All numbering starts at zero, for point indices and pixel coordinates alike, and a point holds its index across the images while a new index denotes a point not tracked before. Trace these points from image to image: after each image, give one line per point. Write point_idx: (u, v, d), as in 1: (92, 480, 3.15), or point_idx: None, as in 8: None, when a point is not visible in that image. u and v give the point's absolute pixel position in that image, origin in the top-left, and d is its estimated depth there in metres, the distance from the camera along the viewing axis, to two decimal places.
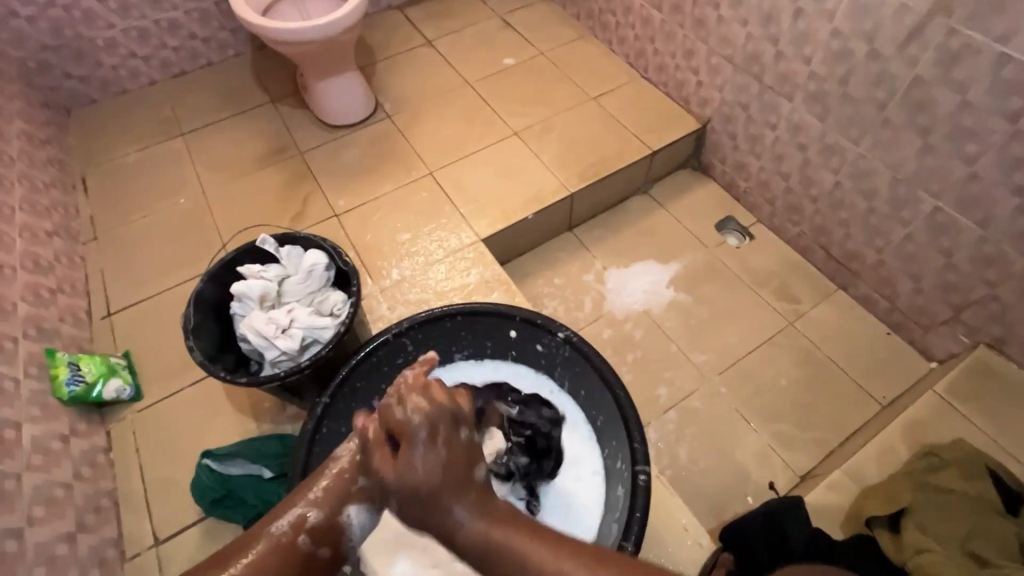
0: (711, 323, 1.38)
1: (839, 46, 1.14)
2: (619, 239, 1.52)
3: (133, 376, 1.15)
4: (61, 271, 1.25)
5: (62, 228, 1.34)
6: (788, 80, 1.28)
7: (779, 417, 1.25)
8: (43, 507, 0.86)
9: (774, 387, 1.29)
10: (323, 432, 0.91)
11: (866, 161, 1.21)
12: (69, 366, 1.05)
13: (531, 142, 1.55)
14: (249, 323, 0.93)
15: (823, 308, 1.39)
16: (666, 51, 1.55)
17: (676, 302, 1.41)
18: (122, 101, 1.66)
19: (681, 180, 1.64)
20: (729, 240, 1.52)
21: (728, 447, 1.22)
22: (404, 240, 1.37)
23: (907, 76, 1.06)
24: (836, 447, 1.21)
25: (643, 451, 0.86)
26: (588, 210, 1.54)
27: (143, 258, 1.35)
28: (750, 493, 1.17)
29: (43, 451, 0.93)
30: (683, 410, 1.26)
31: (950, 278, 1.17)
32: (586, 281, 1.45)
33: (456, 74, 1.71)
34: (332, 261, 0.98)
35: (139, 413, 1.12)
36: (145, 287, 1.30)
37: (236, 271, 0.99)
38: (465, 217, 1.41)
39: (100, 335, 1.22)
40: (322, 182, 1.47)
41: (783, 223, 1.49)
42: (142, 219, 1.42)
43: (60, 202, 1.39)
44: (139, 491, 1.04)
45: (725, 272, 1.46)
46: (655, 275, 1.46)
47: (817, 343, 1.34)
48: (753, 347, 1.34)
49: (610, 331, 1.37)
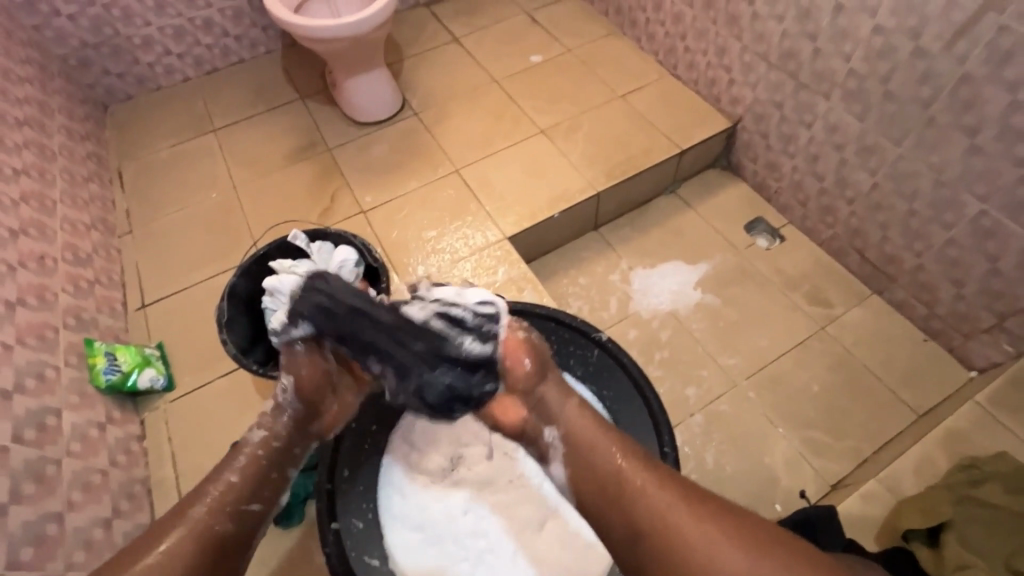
0: (740, 325, 1.36)
1: (881, 43, 1.11)
2: (646, 239, 1.51)
3: (166, 367, 1.17)
4: (99, 263, 1.28)
5: (100, 221, 1.38)
6: (825, 78, 1.24)
7: (809, 424, 1.22)
8: (81, 492, 0.89)
9: (804, 393, 1.26)
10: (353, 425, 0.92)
11: (907, 162, 1.17)
12: (106, 356, 1.08)
13: (558, 140, 1.53)
14: (280, 317, 0.94)
15: (857, 313, 1.36)
16: (697, 48, 1.52)
17: (704, 304, 1.39)
18: (156, 97, 1.70)
19: (710, 179, 1.61)
20: (759, 241, 1.49)
21: (756, 452, 1.19)
22: (431, 237, 1.37)
23: (954, 74, 1.02)
24: (870, 455, 1.17)
25: (673, 457, 0.85)
26: (615, 209, 1.53)
27: (177, 251, 1.38)
28: (778, 500, 1.13)
29: (82, 439, 0.95)
30: (710, 413, 1.24)
31: (995, 284, 1.12)
32: (612, 281, 1.44)
33: (483, 71, 1.70)
34: (362, 257, 0.99)
35: (171, 403, 1.14)
36: (179, 279, 1.33)
37: (268, 266, 1.00)
38: (490, 214, 1.40)
39: (135, 326, 1.26)
40: (350, 179, 1.48)
41: (815, 225, 1.45)
42: (176, 213, 1.45)
43: (98, 195, 1.43)
44: (172, 479, 1.06)
45: (755, 275, 1.43)
46: (682, 276, 1.44)
47: (850, 348, 1.31)
48: (784, 351, 1.31)
49: (636, 331, 1.36)
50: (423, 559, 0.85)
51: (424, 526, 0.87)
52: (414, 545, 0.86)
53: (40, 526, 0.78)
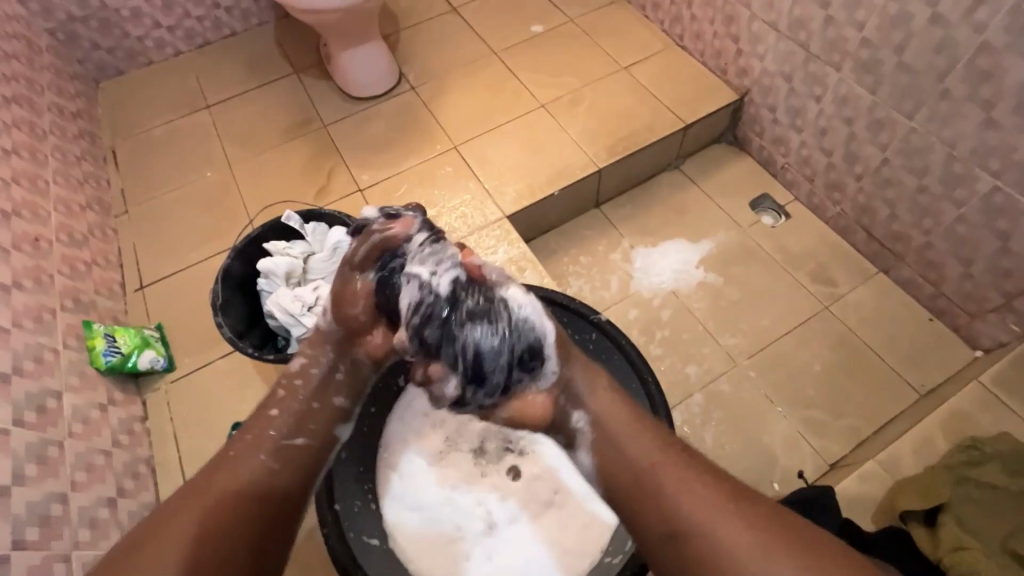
0: (742, 304, 1.34)
1: (897, 10, 1.06)
2: (648, 217, 1.48)
3: (166, 348, 1.18)
4: (96, 244, 1.28)
5: (95, 201, 1.36)
6: (836, 48, 1.19)
7: (811, 404, 1.21)
8: (84, 473, 0.90)
9: (805, 373, 1.24)
10: None
11: (919, 136, 1.13)
12: (105, 337, 1.08)
13: (558, 114, 1.49)
14: (275, 300, 0.92)
15: (862, 291, 1.34)
16: (704, 17, 1.47)
17: (706, 283, 1.38)
18: (148, 72, 1.66)
19: (714, 155, 1.57)
20: (764, 218, 1.47)
21: (756, 431, 1.18)
22: (429, 216, 1.35)
23: (972, 44, 0.98)
24: (869, 436, 1.17)
25: None
26: (616, 187, 1.50)
27: (174, 231, 1.37)
28: (777, 479, 1.13)
29: (83, 420, 0.96)
30: (710, 392, 1.23)
31: (1004, 263, 1.09)
32: (613, 260, 1.42)
33: (481, 43, 1.65)
34: None
35: (172, 383, 1.15)
36: (175, 260, 1.32)
37: (262, 248, 0.99)
38: (490, 192, 1.38)
39: (134, 307, 1.26)
40: (346, 156, 1.45)
41: (821, 202, 1.42)
42: (171, 192, 1.44)
43: (93, 175, 1.41)
44: (174, 458, 1.07)
45: (758, 252, 1.41)
46: (684, 254, 1.43)
47: (853, 327, 1.29)
48: (785, 330, 1.30)
49: (636, 310, 1.35)
50: (420, 542, 0.85)
51: (422, 508, 0.88)
52: (412, 530, 0.86)
53: (45, 506, 0.80)
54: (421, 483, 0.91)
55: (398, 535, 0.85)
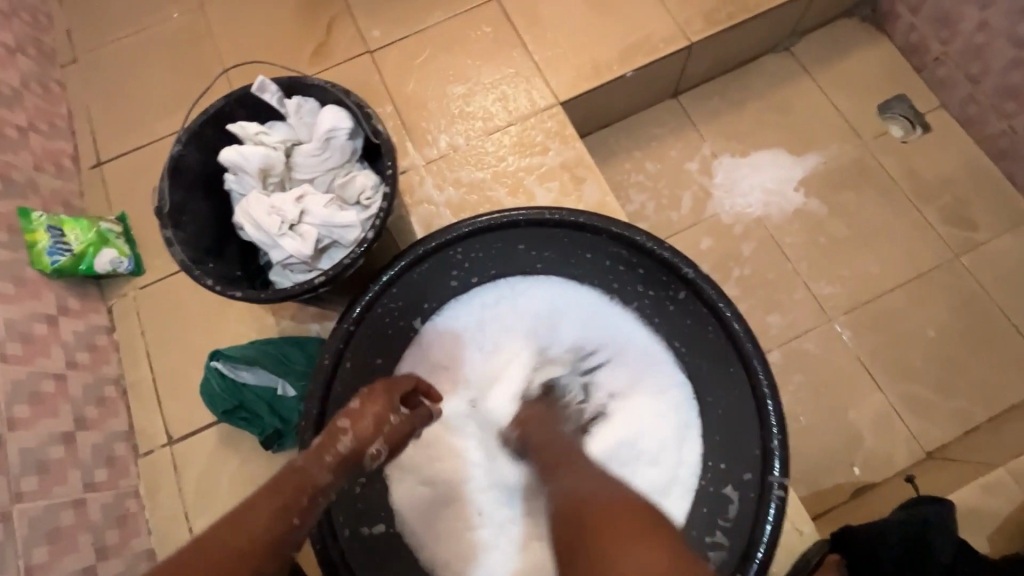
0: (848, 243, 1.06)
1: None
2: (740, 117, 1.14)
3: (131, 246, 0.96)
4: (32, 103, 1.00)
5: (29, 42, 1.05)
6: None
7: (915, 376, 0.98)
8: (27, 406, 0.73)
9: (916, 338, 1.00)
10: (348, 364, 0.67)
11: None
12: (50, 233, 0.87)
13: None
14: (246, 209, 0.67)
15: (1006, 240, 1.04)
16: None
17: (804, 212, 1.08)
18: None
19: (844, 35, 1.17)
20: (893, 130, 1.12)
21: (842, 404, 0.97)
22: (458, 95, 1.03)
23: None
24: (982, 424, 0.95)
25: (780, 455, 0.60)
26: (706, 71, 1.13)
27: (134, 92, 1.07)
28: (858, 464, 0.93)
29: (24, 338, 0.77)
30: (791, 351, 1.00)
31: None
32: (688, 172, 1.12)
33: None
34: (359, 125, 0.68)
35: (141, 290, 0.95)
36: (138, 131, 1.05)
37: (229, 130, 0.71)
38: (540, 67, 1.03)
39: (91, 189, 1.01)
40: (351, 1, 1.09)
41: (982, 114, 1.06)
42: (128, 37, 1.11)
43: (23, 4, 1.08)
44: (147, 381, 0.91)
45: (879, 176, 1.09)
46: (782, 171, 1.11)
47: (987, 287, 1.02)
48: (899, 282, 1.03)
49: (710, 240, 1.07)
50: (437, 527, 0.70)
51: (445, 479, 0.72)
52: (426, 512, 0.70)
53: None
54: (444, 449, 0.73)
55: (408, 518, 0.70)
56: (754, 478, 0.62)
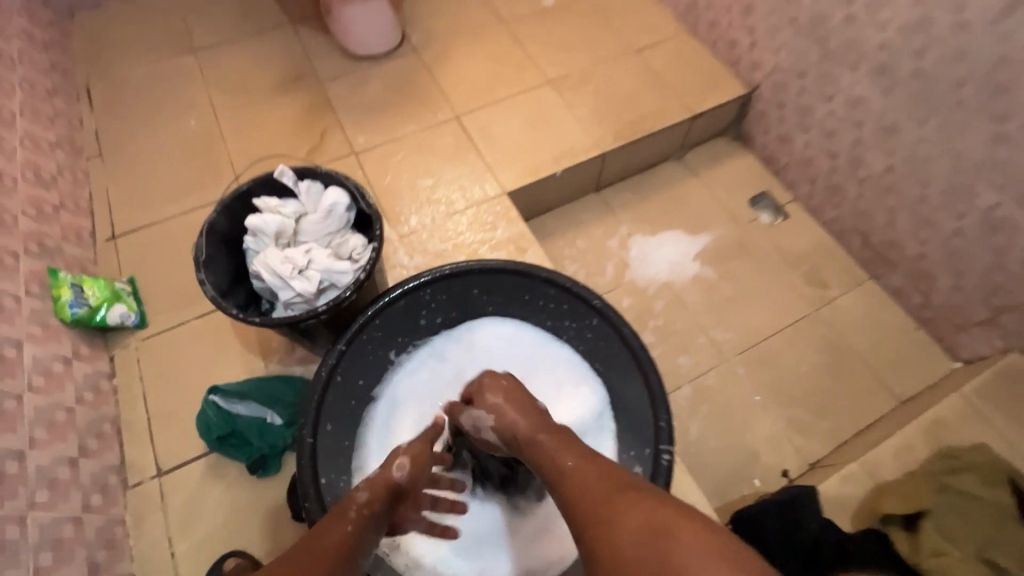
0: (736, 300, 1.34)
1: (921, 14, 1.04)
2: (647, 206, 1.46)
3: (138, 303, 1.11)
4: (64, 187, 1.19)
5: (65, 141, 1.27)
6: (854, 49, 1.18)
7: (796, 404, 1.22)
8: (44, 429, 0.84)
9: (793, 374, 1.25)
10: (337, 379, 0.83)
11: (926, 146, 1.13)
12: (72, 288, 1.01)
13: (566, 93, 1.45)
14: (263, 260, 0.87)
15: (852, 296, 1.35)
16: (722, 5, 1.43)
17: (700, 277, 1.37)
18: (131, 8, 1.55)
19: (719, 149, 1.56)
20: (762, 217, 1.46)
21: (741, 428, 1.19)
22: (426, 186, 1.30)
23: (993, 55, 0.97)
24: (848, 438, 1.18)
25: (668, 431, 0.78)
26: (619, 172, 1.47)
27: (151, 180, 1.28)
28: (757, 476, 1.13)
29: (45, 373, 0.89)
30: (698, 386, 1.23)
31: (994, 279, 1.11)
32: (610, 247, 1.40)
33: (490, 10, 1.58)
34: (354, 201, 0.91)
35: (144, 341, 1.09)
36: (152, 211, 1.24)
37: (251, 203, 0.92)
38: (490, 167, 1.33)
39: (104, 257, 1.18)
40: (341, 116, 1.38)
41: (820, 205, 1.42)
42: (150, 138, 1.35)
43: (64, 111, 1.31)
44: (142, 419, 1.01)
45: (754, 250, 1.41)
46: (682, 246, 1.41)
47: (842, 332, 1.30)
48: (776, 329, 1.30)
49: (630, 299, 1.33)
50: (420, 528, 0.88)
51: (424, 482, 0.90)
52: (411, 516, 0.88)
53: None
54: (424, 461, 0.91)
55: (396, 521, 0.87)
56: (652, 452, 0.81)
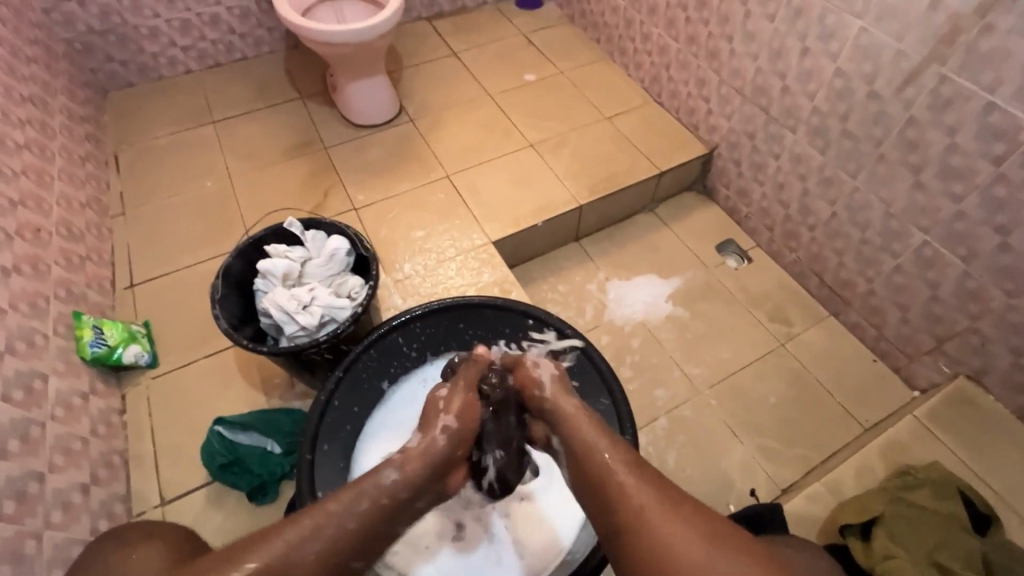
0: (706, 337, 1.44)
1: (841, 85, 1.22)
2: (622, 253, 1.60)
3: (151, 344, 1.20)
4: (91, 241, 1.31)
5: (94, 201, 1.41)
6: (792, 113, 1.36)
7: (766, 433, 1.29)
8: (62, 456, 0.91)
9: (762, 404, 1.33)
10: (335, 405, 0.94)
11: (861, 194, 1.28)
12: (93, 330, 1.10)
13: (545, 154, 1.62)
14: (272, 298, 0.97)
15: (814, 332, 1.45)
16: (679, 79, 1.64)
17: (673, 316, 1.48)
18: (159, 87, 1.75)
19: (686, 202, 1.71)
20: (728, 261, 1.59)
21: (715, 456, 1.26)
22: (419, 237, 1.43)
23: (903, 117, 1.13)
24: (817, 464, 1.25)
25: (634, 443, 0.88)
26: (595, 223, 1.61)
27: (169, 235, 1.41)
28: (732, 501, 1.20)
29: (66, 405, 0.97)
30: (674, 417, 1.31)
31: (935, 310, 1.22)
32: (589, 290, 1.52)
33: (478, 85, 1.79)
34: (354, 246, 1.04)
35: (154, 379, 1.17)
36: (168, 262, 1.36)
37: (263, 250, 1.04)
38: (477, 219, 1.47)
39: (122, 304, 1.28)
40: (343, 176, 1.54)
41: (780, 249, 1.56)
42: (170, 197, 1.49)
43: (94, 175, 1.46)
44: (149, 452, 1.08)
45: (721, 291, 1.53)
46: (655, 289, 1.53)
47: (806, 365, 1.39)
48: (745, 363, 1.40)
49: (608, 337, 1.43)
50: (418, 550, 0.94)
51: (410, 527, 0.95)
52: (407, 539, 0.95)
53: (23, 483, 0.81)
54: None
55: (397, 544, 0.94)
56: None
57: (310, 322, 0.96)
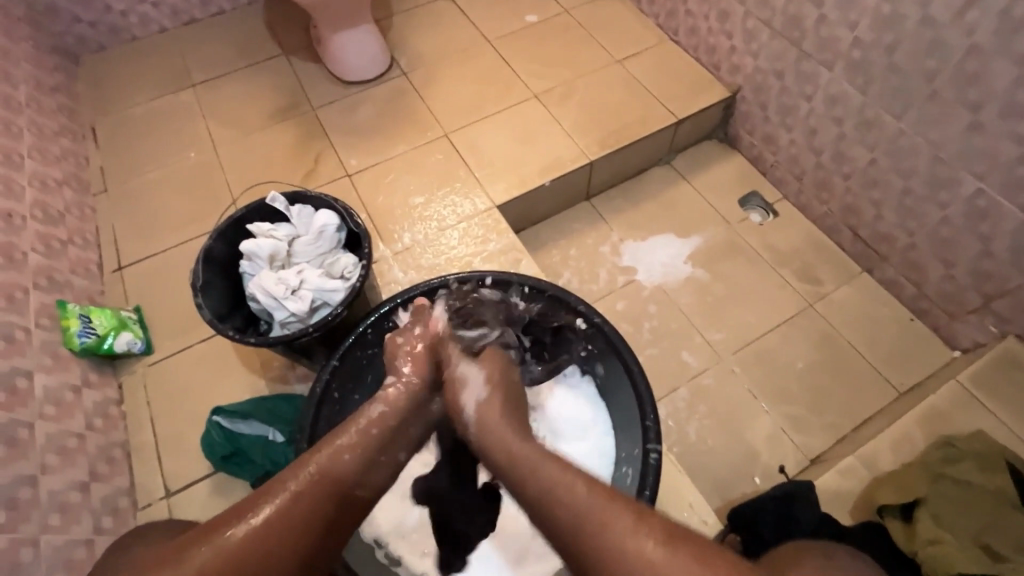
0: (729, 300, 1.35)
1: (890, 11, 1.07)
2: (637, 212, 1.48)
3: (144, 331, 1.15)
4: (72, 223, 1.24)
5: (72, 178, 1.33)
6: (829, 47, 1.20)
7: (794, 400, 1.22)
8: (55, 456, 0.87)
9: (790, 370, 1.26)
10: (333, 395, 0.88)
11: (906, 138, 1.14)
12: (80, 318, 1.05)
13: (551, 106, 1.48)
14: (258, 283, 0.90)
15: (846, 290, 1.35)
16: (699, 12, 1.47)
17: (693, 278, 1.38)
18: (132, 49, 1.62)
19: (706, 151, 1.58)
20: (752, 216, 1.47)
21: (739, 426, 1.20)
22: (418, 204, 1.33)
23: (961, 47, 0.99)
24: (849, 432, 1.18)
25: (655, 430, 0.82)
26: (608, 179, 1.49)
27: (155, 211, 1.33)
28: (758, 474, 1.15)
29: (56, 402, 0.93)
30: (695, 387, 1.24)
31: (986, 265, 1.11)
32: (602, 253, 1.42)
33: (475, 31, 1.63)
34: (343, 222, 0.95)
35: (150, 367, 1.12)
36: (155, 241, 1.29)
37: (246, 229, 0.96)
38: (480, 181, 1.36)
39: (112, 288, 1.22)
40: (334, 140, 1.43)
41: (809, 201, 1.43)
42: (154, 171, 1.40)
43: (70, 151, 1.37)
44: (150, 443, 1.05)
45: (745, 249, 1.42)
46: (674, 250, 1.43)
47: (837, 327, 1.30)
48: (771, 327, 1.31)
49: (623, 303, 1.35)
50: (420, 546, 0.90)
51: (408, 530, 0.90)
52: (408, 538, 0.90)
53: (13, 489, 0.77)
54: (409, 503, 0.92)
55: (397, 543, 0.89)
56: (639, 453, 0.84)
57: (298, 309, 0.89)
